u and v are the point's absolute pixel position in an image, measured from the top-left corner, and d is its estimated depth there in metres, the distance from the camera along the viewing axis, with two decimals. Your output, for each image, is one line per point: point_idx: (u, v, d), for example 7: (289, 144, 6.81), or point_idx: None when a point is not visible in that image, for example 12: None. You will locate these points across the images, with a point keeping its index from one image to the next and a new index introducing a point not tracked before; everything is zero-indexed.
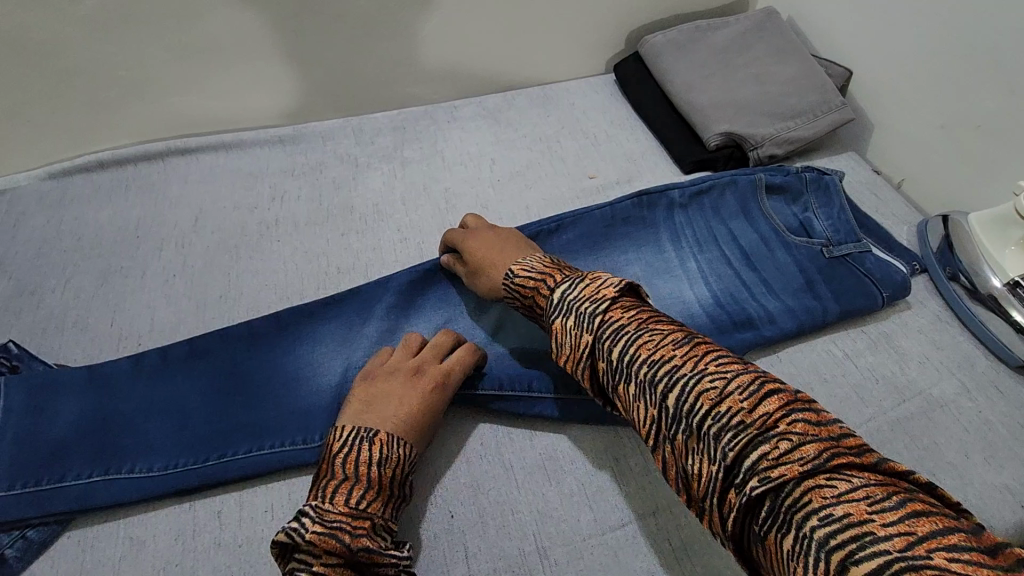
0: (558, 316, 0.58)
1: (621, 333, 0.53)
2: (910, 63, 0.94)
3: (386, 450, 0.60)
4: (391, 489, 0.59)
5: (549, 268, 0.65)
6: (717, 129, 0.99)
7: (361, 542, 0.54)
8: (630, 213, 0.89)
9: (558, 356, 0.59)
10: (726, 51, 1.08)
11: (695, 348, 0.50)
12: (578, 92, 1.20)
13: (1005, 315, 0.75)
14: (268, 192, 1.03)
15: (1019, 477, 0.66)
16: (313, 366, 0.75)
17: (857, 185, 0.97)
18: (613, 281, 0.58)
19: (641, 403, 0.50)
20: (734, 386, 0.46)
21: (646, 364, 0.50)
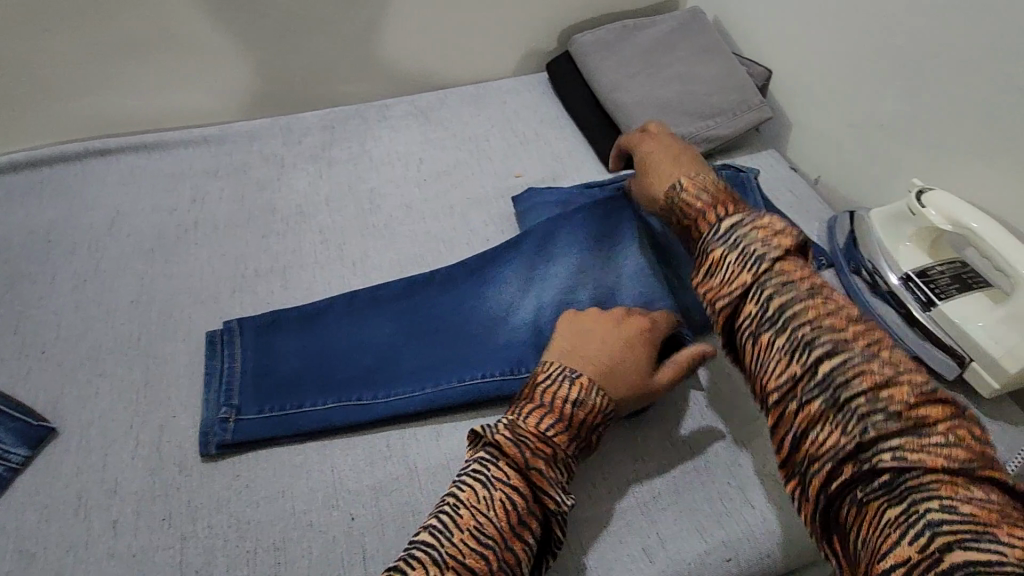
0: (719, 245, 0.58)
1: (791, 287, 0.53)
2: (821, 63, 0.97)
3: (588, 395, 0.63)
4: (581, 433, 0.62)
5: (719, 194, 0.65)
6: (638, 128, 1.01)
7: (535, 463, 0.58)
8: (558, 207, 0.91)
9: (699, 283, 0.59)
10: (651, 51, 1.10)
11: (871, 332, 0.50)
12: (510, 91, 1.21)
13: (900, 308, 0.77)
14: (190, 194, 1.01)
15: None
16: (501, 307, 0.82)
17: (774, 182, 1.00)
18: (795, 233, 0.57)
19: (781, 358, 0.50)
20: (906, 380, 0.46)
21: (809, 326, 0.50)
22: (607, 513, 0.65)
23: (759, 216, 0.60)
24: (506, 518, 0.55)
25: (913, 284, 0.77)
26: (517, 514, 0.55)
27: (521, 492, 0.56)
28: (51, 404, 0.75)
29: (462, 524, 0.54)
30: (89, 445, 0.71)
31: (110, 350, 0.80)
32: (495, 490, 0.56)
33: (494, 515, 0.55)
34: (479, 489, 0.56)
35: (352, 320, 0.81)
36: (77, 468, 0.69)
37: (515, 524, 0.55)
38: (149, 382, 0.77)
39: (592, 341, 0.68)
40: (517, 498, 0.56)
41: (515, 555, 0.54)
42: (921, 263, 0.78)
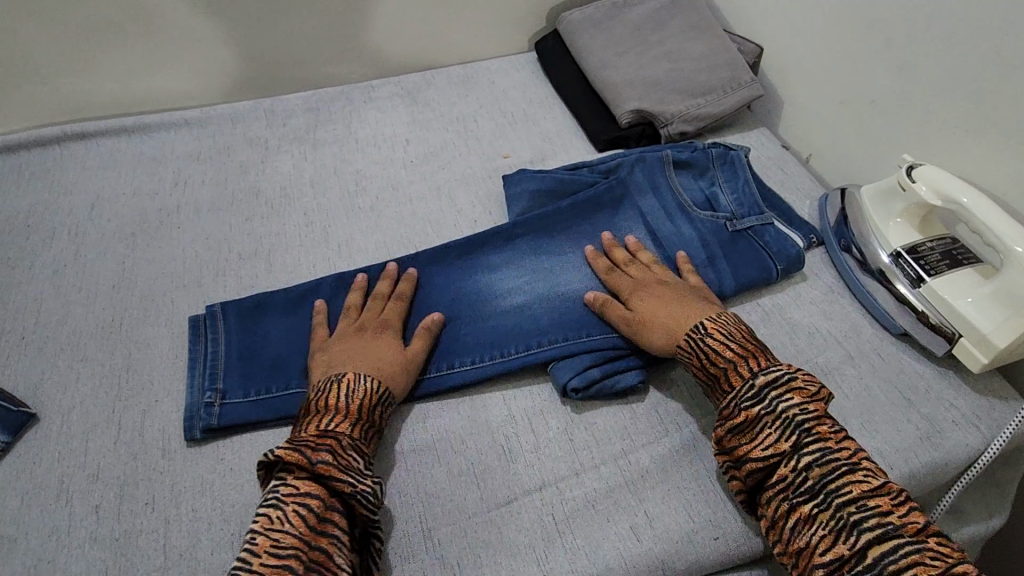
0: (755, 405, 0.60)
1: (828, 454, 0.56)
2: (812, 39, 0.95)
3: (354, 383, 0.64)
4: (365, 417, 0.63)
5: (746, 342, 0.65)
6: (627, 107, 1.00)
7: (321, 456, 0.57)
8: (550, 186, 0.90)
9: (727, 438, 0.61)
10: (641, 28, 1.08)
11: (907, 505, 0.54)
12: (498, 71, 1.18)
13: (890, 285, 0.77)
14: (171, 177, 0.99)
15: (893, 440, 0.68)
16: (489, 289, 0.81)
17: (765, 160, 0.98)
18: (818, 387, 0.61)
19: (824, 537, 0.54)
20: (954, 566, 0.50)
21: (855, 504, 0.53)
22: (594, 492, 0.65)
23: (785, 365, 0.63)
24: (303, 523, 0.54)
25: (903, 261, 0.76)
26: (315, 515, 0.54)
27: (315, 494, 0.55)
28: (31, 390, 0.73)
29: (259, 550, 0.52)
30: (68, 431, 0.70)
31: (91, 335, 0.79)
32: (286, 504, 0.54)
33: (290, 527, 0.53)
34: (271, 513, 0.54)
35: (339, 303, 0.79)
36: (58, 453, 0.68)
37: (314, 525, 0.54)
38: (131, 367, 0.76)
39: (359, 347, 0.69)
40: (311, 501, 0.55)
41: (323, 552, 0.53)
42: (910, 239, 0.77)
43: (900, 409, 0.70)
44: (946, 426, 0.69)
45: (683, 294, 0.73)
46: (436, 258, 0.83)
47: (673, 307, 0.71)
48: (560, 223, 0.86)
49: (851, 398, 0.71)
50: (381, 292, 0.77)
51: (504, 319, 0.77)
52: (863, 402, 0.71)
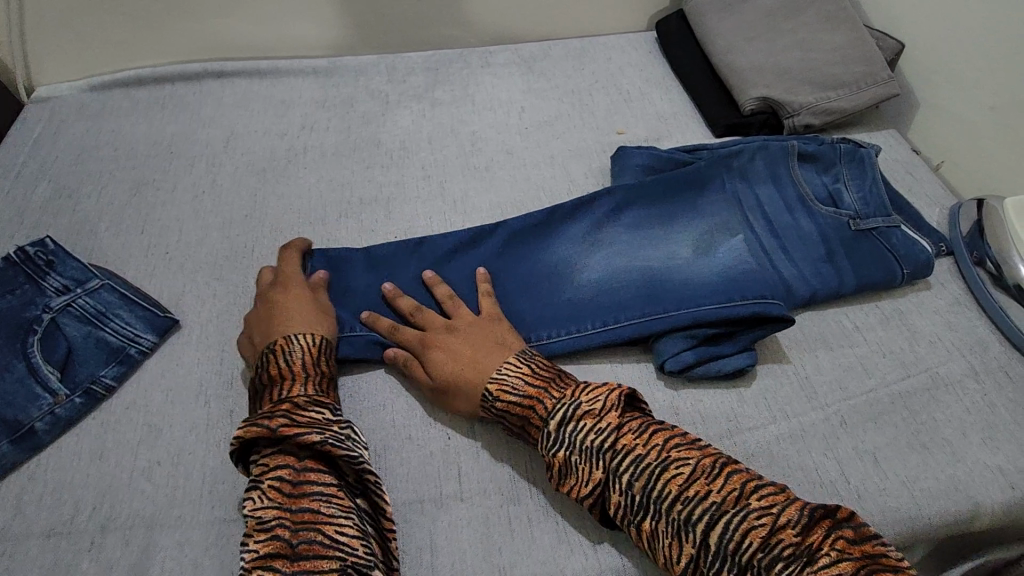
0: (560, 449, 0.60)
1: (640, 466, 0.57)
2: (966, 38, 0.90)
3: (288, 345, 0.66)
4: (310, 371, 0.66)
5: (531, 384, 0.64)
6: (753, 94, 0.98)
7: (280, 421, 0.58)
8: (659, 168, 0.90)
9: (558, 485, 0.61)
10: (774, 14, 1.05)
11: (722, 473, 0.55)
12: (616, 48, 1.18)
13: None
14: (299, 121, 1.05)
15: (1014, 459, 0.65)
16: (598, 261, 0.81)
17: (893, 162, 0.95)
18: (595, 394, 0.61)
19: (674, 542, 0.54)
20: (779, 519, 0.51)
21: (678, 501, 0.54)
22: None
23: (569, 386, 0.63)
24: (280, 494, 0.54)
25: None
26: (289, 483, 0.55)
27: (284, 463, 0.56)
28: (175, 300, 0.80)
29: (249, 532, 0.53)
30: (207, 340, 0.76)
31: (227, 258, 0.85)
32: (262, 483, 0.55)
33: (268, 501, 0.54)
34: (252, 495, 0.55)
35: (447, 254, 0.82)
36: (198, 359, 0.74)
37: (291, 491, 0.55)
38: None
39: (271, 311, 0.71)
40: (283, 471, 0.56)
41: (307, 510, 0.54)
42: None
43: None
44: None
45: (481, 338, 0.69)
46: (545, 225, 0.84)
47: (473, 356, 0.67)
48: (673, 201, 0.86)
49: (972, 412, 0.69)
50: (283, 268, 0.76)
51: (613, 291, 0.78)
52: (986, 418, 0.68)
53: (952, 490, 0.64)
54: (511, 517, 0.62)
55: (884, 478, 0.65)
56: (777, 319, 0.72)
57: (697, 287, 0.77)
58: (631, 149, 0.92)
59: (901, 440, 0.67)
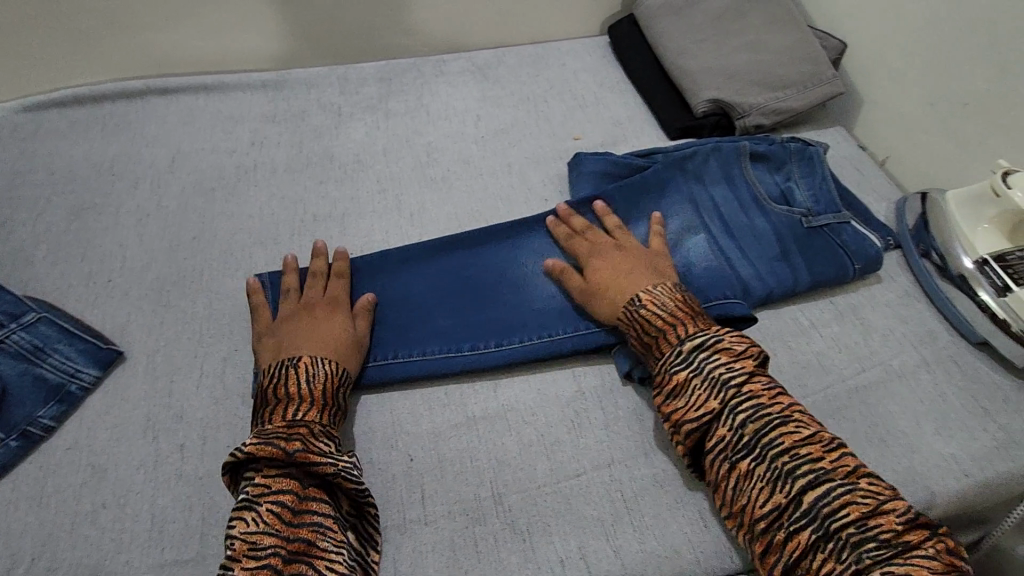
0: (684, 370, 0.63)
1: (761, 413, 0.59)
2: (904, 37, 0.92)
3: (312, 367, 0.64)
4: (329, 399, 0.64)
5: (680, 310, 0.67)
6: (704, 96, 0.99)
7: (295, 446, 0.58)
8: (610, 172, 0.91)
9: (662, 401, 0.64)
10: (722, 16, 1.06)
11: (837, 449, 0.57)
12: (570, 54, 1.18)
13: (972, 294, 0.75)
14: (248, 137, 1.02)
15: (966, 446, 0.67)
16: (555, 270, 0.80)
17: (841, 159, 0.97)
18: (751, 350, 0.64)
19: (765, 488, 0.57)
20: (884, 504, 0.53)
21: (787, 454, 0.57)
22: (662, 473, 0.65)
23: (719, 330, 0.66)
24: (278, 521, 0.55)
25: (990, 270, 0.74)
26: (289, 510, 0.56)
27: (289, 489, 0.57)
28: (118, 330, 0.76)
29: (239, 555, 0.53)
30: (154, 371, 0.73)
31: (174, 283, 0.81)
32: (262, 505, 0.55)
33: (264, 527, 0.54)
34: (246, 516, 0.55)
35: (400, 270, 0.80)
36: (145, 392, 0.71)
37: (291, 520, 0.56)
38: (212, 316, 0.78)
39: (309, 325, 0.69)
40: (285, 496, 0.56)
41: (302, 543, 0.55)
42: (998, 247, 0.75)
43: (974, 416, 0.69)
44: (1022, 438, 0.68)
45: (637, 264, 0.74)
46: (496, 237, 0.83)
47: (635, 278, 0.72)
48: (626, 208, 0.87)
49: (925, 403, 0.70)
50: (318, 267, 0.76)
51: (571, 298, 0.77)
52: (938, 408, 0.70)
53: (908, 481, 0.65)
54: (477, 538, 0.61)
55: None
56: (740, 318, 0.74)
57: None
58: (583, 155, 0.93)
59: (858, 434, 0.68)
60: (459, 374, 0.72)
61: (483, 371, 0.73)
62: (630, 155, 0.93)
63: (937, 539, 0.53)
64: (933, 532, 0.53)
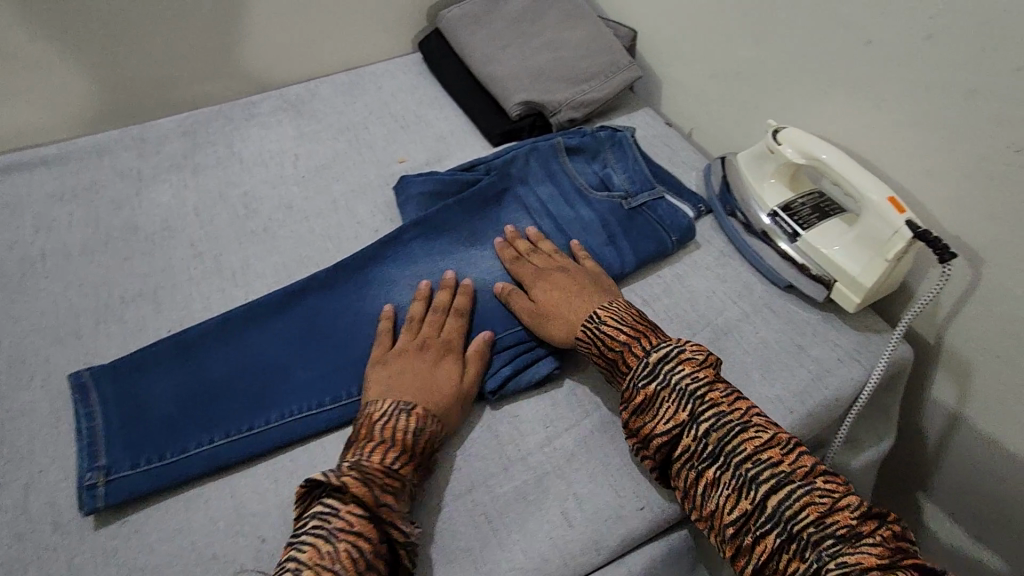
0: (651, 382, 0.64)
1: (723, 419, 0.61)
2: (680, 19, 1.00)
3: (416, 421, 0.63)
4: (421, 459, 0.63)
5: (638, 325, 0.69)
6: (515, 99, 1.00)
7: (386, 499, 0.57)
8: (433, 189, 0.88)
9: (632, 421, 0.65)
10: (520, 20, 1.09)
11: (794, 450, 0.59)
12: (385, 75, 1.16)
13: (773, 244, 0.82)
14: (30, 224, 0.90)
15: (788, 385, 0.73)
16: (395, 304, 0.79)
17: (651, 139, 1.03)
18: (706, 359, 0.66)
19: (730, 496, 0.58)
20: (838, 501, 0.56)
21: (750, 460, 0.58)
22: (522, 484, 0.65)
23: (675, 338, 0.68)
24: (352, 567, 0.53)
25: (781, 220, 0.81)
26: (365, 560, 0.54)
27: (367, 536, 0.55)
28: None
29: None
30: None
31: None
32: (338, 543, 0.54)
33: (340, 568, 0.53)
34: (320, 546, 0.53)
35: (227, 342, 0.75)
36: None
37: (362, 571, 0.53)
38: (4, 439, 0.68)
39: (412, 370, 0.68)
40: (365, 543, 0.54)
41: None
42: (784, 198, 0.83)
43: (792, 355, 0.76)
44: (832, 364, 0.75)
45: (580, 283, 0.76)
46: (333, 280, 0.81)
47: (575, 300, 0.74)
48: (457, 223, 0.85)
49: (751, 354, 0.76)
50: (440, 301, 0.75)
51: None
52: (763, 356, 0.76)
53: None
54: None
55: None
56: None
57: (492, 304, 0.78)
58: (404, 177, 0.90)
59: None
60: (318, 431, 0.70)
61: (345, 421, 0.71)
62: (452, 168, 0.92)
63: (894, 534, 0.55)
64: (891, 530, 0.55)
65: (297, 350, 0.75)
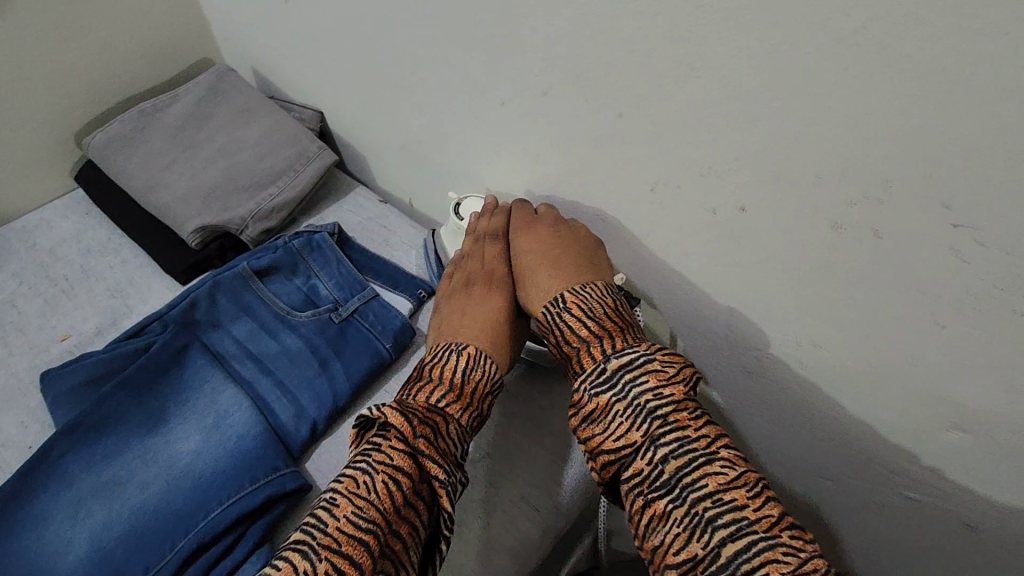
0: (608, 392, 0.57)
1: (685, 446, 0.53)
2: (352, 95, 0.93)
3: (473, 362, 0.62)
4: (473, 402, 0.62)
5: (606, 320, 0.61)
6: (189, 227, 0.86)
7: (423, 434, 0.56)
8: (90, 375, 0.71)
9: (584, 430, 0.57)
10: (183, 130, 0.95)
11: (762, 494, 0.50)
12: (39, 229, 0.96)
13: None
14: None
15: (531, 478, 0.68)
16: (48, 554, 0.61)
17: (365, 225, 0.95)
18: (685, 374, 0.57)
19: (679, 532, 0.50)
20: (805, 563, 0.46)
21: (709, 498, 0.50)
22: None
23: (651, 347, 0.59)
24: (389, 501, 0.52)
25: None
26: (402, 497, 0.52)
27: (407, 472, 0.53)
28: None
29: (339, 514, 0.50)
30: None
31: None
32: (377, 474, 0.53)
33: (376, 499, 0.51)
34: (359, 477, 0.53)
35: None
36: None
37: (400, 506, 0.52)
38: None
39: (471, 307, 0.69)
40: (403, 478, 0.53)
41: (398, 542, 0.51)
42: None
43: (531, 439, 0.71)
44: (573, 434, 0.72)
45: (572, 253, 0.67)
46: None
47: (544, 272, 0.67)
48: (123, 411, 0.69)
49: (487, 457, 0.70)
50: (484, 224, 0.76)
51: None
52: (505, 456, 0.70)
53: (491, 557, 0.63)
54: None
55: None
56: (297, 488, 0.66)
57: (175, 505, 0.63)
58: (48, 374, 0.72)
59: None
60: None
61: None
62: (114, 340, 0.75)
63: None
64: None
65: None
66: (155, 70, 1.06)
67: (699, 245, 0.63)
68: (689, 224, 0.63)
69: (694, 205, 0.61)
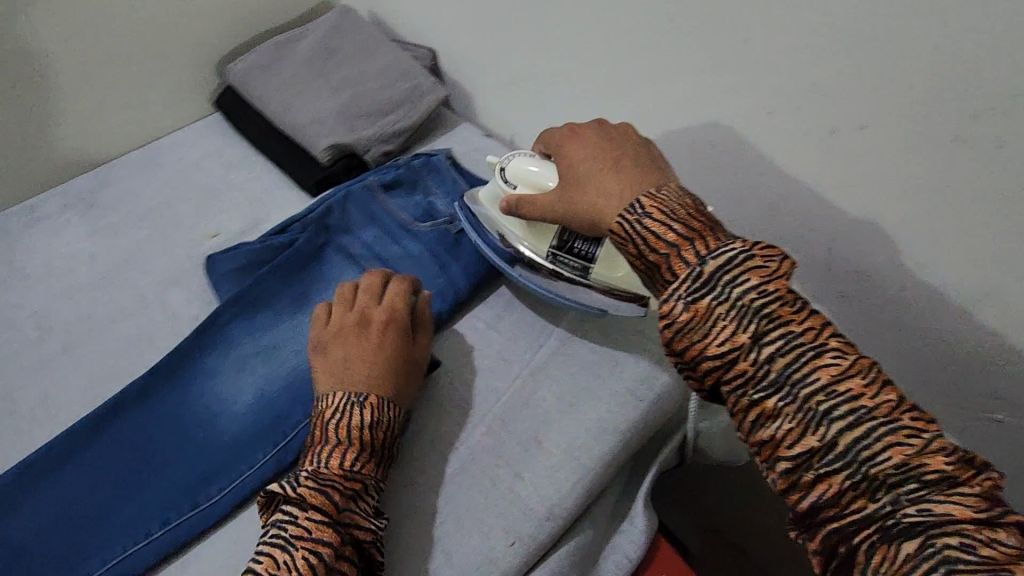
0: (706, 297, 0.52)
1: (793, 341, 0.49)
2: (467, 32, 0.99)
3: (372, 417, 0.64)
4: (376, 454, 0.63)
5: (691, 224, 0.56)
6: (321, 145, 0.96)
7: (341, 506, 0.58)
8: (247, 261, 0.82)
9: (676, 340, 0.53)
10: (312, 62, 1.05)
11: (877, 378, 0.48)
12: (183, 145, 1.08)
13: (565, 282, 0.74)
14: None
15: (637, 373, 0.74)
16: (220, 401, 0.72)
17: (472, 155, 1.02)
18: (784, 268, 0.53)
19: (792, 428, 0.48)
20: (926, 440, 0.45)
21: (822, 391, 0.47)
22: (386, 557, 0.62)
23: (745, 241, 0.54)
24: (312, 571, 0.53)
25: (560, 258, 0.72)
26: (325, 565, 0.54)
27: (329, 541, 0.55)
28: None
29: None
30: None
31: None
32: (298, 550, 0.54)
33: (302, 572, 0.53)
34: (276, 555, 0.54)
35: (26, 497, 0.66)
36: None
37: (328, 572, 0.54)
38: None
39: (355, 360, 0.67)
40: (325, 548, 0.54)
41: None
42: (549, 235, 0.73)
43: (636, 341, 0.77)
44: None
45: (628, 156, 0.65)
46: (143, 388, 0.72)
47: (608, 176, 0.63)
48: (275, 292, 0.79)
49: (595, 353, 0.76)
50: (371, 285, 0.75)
51: (242, 425, 0.70)
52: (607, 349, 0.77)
53: (601, 432, 0.70)
54: None
55: (548, 452, 0.68)
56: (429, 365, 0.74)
57: None
58: (211, 258, 0.83)
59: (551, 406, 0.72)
60: (152, 568, 0.63)
61: (185, 545, 0.65)
62: (264, 235, 0.85)
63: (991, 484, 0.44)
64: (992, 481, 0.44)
65: (116, 481, 0.67)
66: (282, 9, 1.15)
67: (812, 165, 0.68)
68: (804, 146, 0.67)
69: (812, 124, 0.65)
